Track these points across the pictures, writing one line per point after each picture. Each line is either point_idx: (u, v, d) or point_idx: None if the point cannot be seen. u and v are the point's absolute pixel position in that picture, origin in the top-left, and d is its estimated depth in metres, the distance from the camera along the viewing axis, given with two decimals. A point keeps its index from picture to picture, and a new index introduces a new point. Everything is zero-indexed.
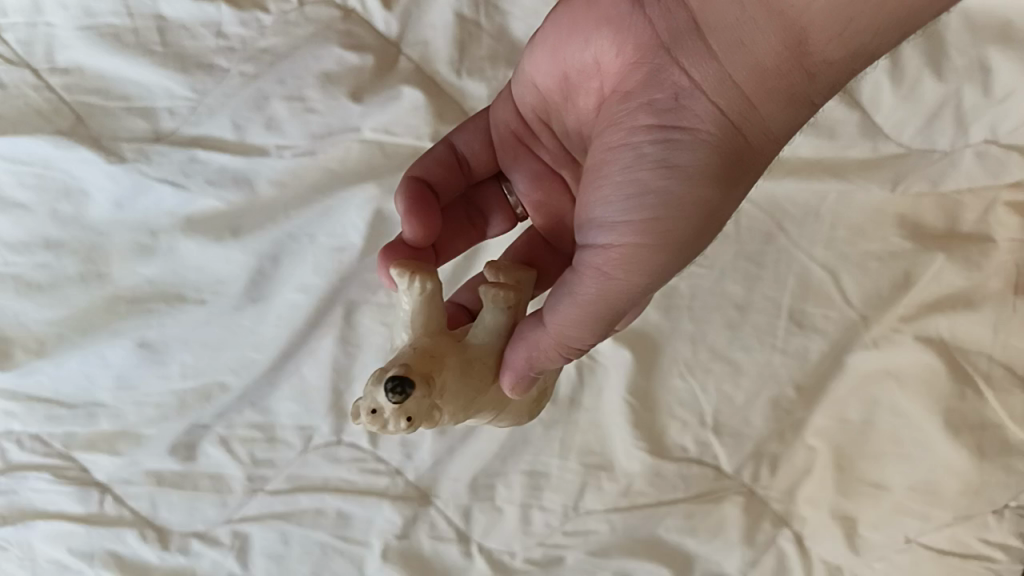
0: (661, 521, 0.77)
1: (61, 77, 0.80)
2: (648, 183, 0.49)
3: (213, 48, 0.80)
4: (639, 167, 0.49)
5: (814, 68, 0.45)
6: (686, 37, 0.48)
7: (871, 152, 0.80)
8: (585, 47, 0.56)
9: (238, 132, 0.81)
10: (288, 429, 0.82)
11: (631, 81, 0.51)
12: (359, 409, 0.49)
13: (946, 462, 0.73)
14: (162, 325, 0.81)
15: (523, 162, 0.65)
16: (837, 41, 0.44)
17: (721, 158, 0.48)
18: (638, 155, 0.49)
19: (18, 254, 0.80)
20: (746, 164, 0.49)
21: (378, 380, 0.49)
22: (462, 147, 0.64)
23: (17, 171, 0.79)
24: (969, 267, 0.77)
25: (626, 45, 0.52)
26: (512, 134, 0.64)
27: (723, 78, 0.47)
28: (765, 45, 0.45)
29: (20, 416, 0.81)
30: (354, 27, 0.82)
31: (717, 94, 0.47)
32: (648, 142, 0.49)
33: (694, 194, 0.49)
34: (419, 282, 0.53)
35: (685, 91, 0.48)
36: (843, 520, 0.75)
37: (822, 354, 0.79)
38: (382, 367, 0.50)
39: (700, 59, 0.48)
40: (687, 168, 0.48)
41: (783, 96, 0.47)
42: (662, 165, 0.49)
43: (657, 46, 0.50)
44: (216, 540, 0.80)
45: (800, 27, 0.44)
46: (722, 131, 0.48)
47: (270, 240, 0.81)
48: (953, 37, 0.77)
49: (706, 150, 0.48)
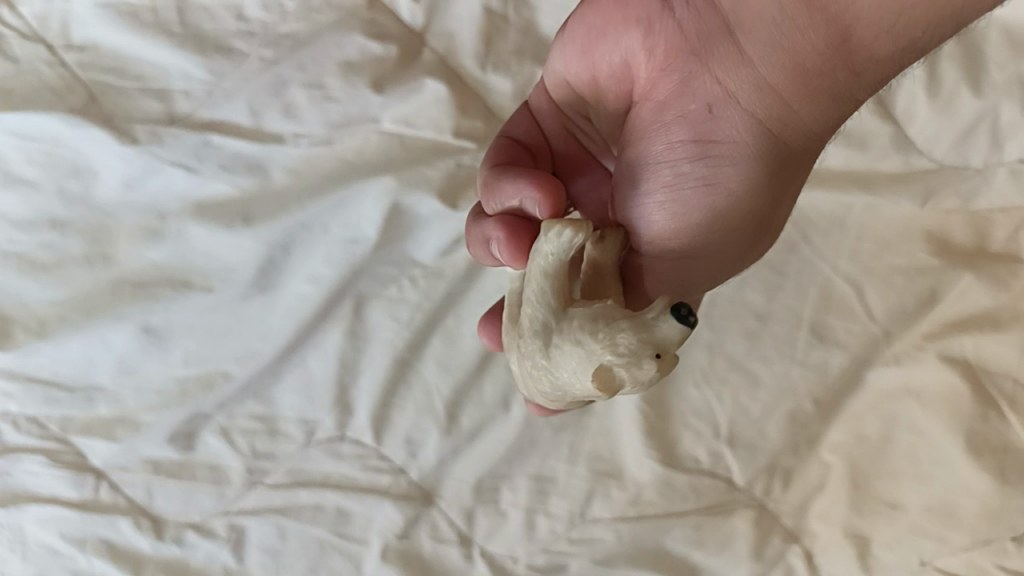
0: (669, 531, 0.76)
1: (76, 53, 0.78)
2: (693, 200, 0.57)
3: (234, 31, 0.79)
4: (685, 183, 0.57)
5: (860, 64, 0.49)
6: (718, 44, 0.53)
7: (902, 164, 0.79)
8: (614, 48, 0.59)
9: (254, 117, 0.79)
10: (290, 421, 0.81)
11: (668, 90, 0.56)
12: (635, 368, 0.46)
13: (966, 484, 0.72)
14: (166, 310, 0.79)
15: (577, 162, 0.67)
16: (885, 36, 0.47)
17: (759, 166, 0.56)
18: (681, 171, 0.56)
19: (23, 232, 0.78)
20: (785, 158, 0.57)
21: (657, 322, 0.47)
22: (524, 138, 0.65)
23: (26, 147, 0.77)
24: (997, 287, 0.76)
25: (659, 51, 0.56)
26: (563, 126, 0.66)
27: (758, 83, 0.53)
28: (806, 45, 0.49)
29: (17, 398, 0.79)
30: (378, 16, 0.81)
31: (753, 102, 0.53)
32: (690, 161, 0.56)
33: (736, 204, 0.58)
34: (586, 232, 0.49)
35: (723, 103, 0.54)
36: (856, 539, 0.73)
37: (842, 369, 0.78)
38: (634, 316, 0.47)
39: (736, 67, 0.53)
40: (729, 181, 0.57)
41: (824, 94, 0.52)
42: (704, 184, 0.57)
43: (688, 55, 0.55)
44: (212, 532, 0.78)
45: (845, 25, 0.47)
46: (760, 138, 0.55)
47: (282, 229, 0.79)
48: (992, 52, 0.77)
49: (745, 163, 0.56)
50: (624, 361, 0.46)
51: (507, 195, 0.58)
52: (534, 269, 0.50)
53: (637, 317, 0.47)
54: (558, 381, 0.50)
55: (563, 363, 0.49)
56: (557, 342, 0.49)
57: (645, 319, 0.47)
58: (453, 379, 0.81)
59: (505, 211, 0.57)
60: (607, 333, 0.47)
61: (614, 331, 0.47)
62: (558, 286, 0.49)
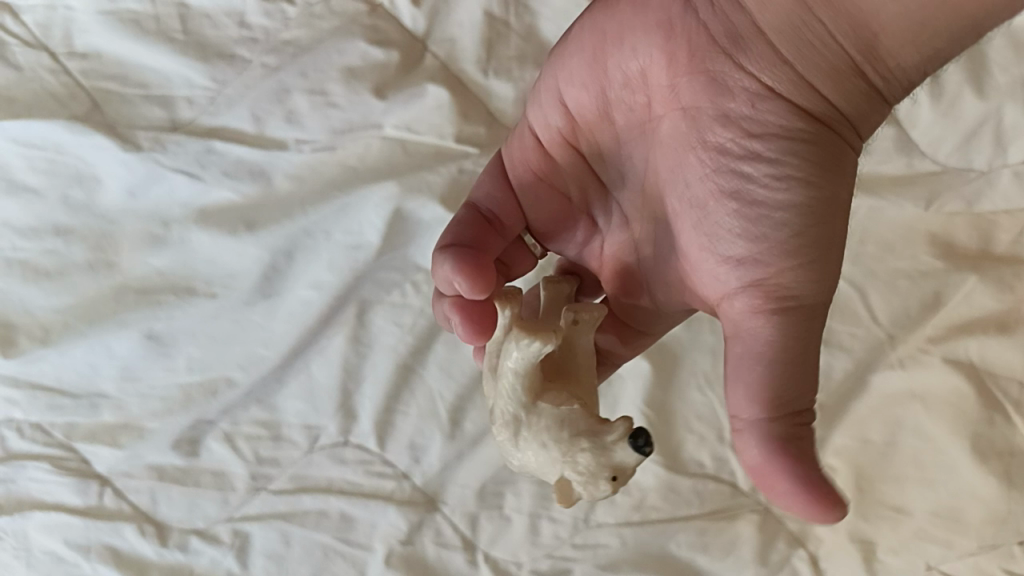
0: (673, 536, 0.76)
1: (78, 61, 0.79)
2: (758, 203, 0.50)
3: (235, 38, 0.79)
4: (745, 186, 0.51)
5: (885, 70, 0.50)
6: (750, 42, 0.52)
7: (906, 167, 0.79)
8: (633, 56, 0.58)
9: (257, 124, 0.79)
10: (294, 428, 0.81)
11: (699, 92, 0.54)
12: (592, 487, 0.48)
13: (972, 488, 0.72)
14: (169, 318, 0.79)
15: (552, 213, 0.65)
16: (911, 45, 0.48)
17: (823, 158, 0.50)
18: (740, 172, 0.51)
19: (27, 239, 0.78)
20: (845, 155, 0.51)
21: (612, 446, 0.48)
22: (487, 207, 0.64)
23: (29, 155, 0.77)
24: (1001, 290, 0.76)
25: (686, 54, 0.55)
26: (533, 174, 0.65)
27: (796, 81, 0.50)
28: (835, 48, 0.50)
29: (21, 404, 0.79)
30: (380, 22, 0.81)
31: (797, 97, 0.50)
32: (747, 160, 0.51)
33: (815, 202, 0.49)
34: (541, 344, 0.50)
35: (764, 98, 0.51)
36: (862, 544, 0.73)
37: (846, 373, 0.78)
38: (591, 435, 0.48)
39: (770, 64, 0.51)
40: (796, 175, 0.49)
41: (860, 99, 0.51)
42: (771, 180, 0.50)
43: (719, 55, 0.53)
44: (216, 538, 0.78)
45: (873, 30, 0.48)
46: (813, 132, 0.50)
47: (286, 235, 0.80)
48: (996, 54, 0.77)
49: (808, 154, 0.50)
50: (581, 479, 0.48)
51: (441, 278, 0.59)
52: (505, 370, 0.51)
53: (597, 436, 0.48)
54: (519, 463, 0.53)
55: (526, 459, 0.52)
56: (523, 438, 0.51)
57: (603, 441, 0.48)
58: (456, 384, 0.81)
59: (453, 294, 0.59)
60: (567, 449, 0.49)
61: (574, 448, 0.48)
62: (523, 388, 0.51)
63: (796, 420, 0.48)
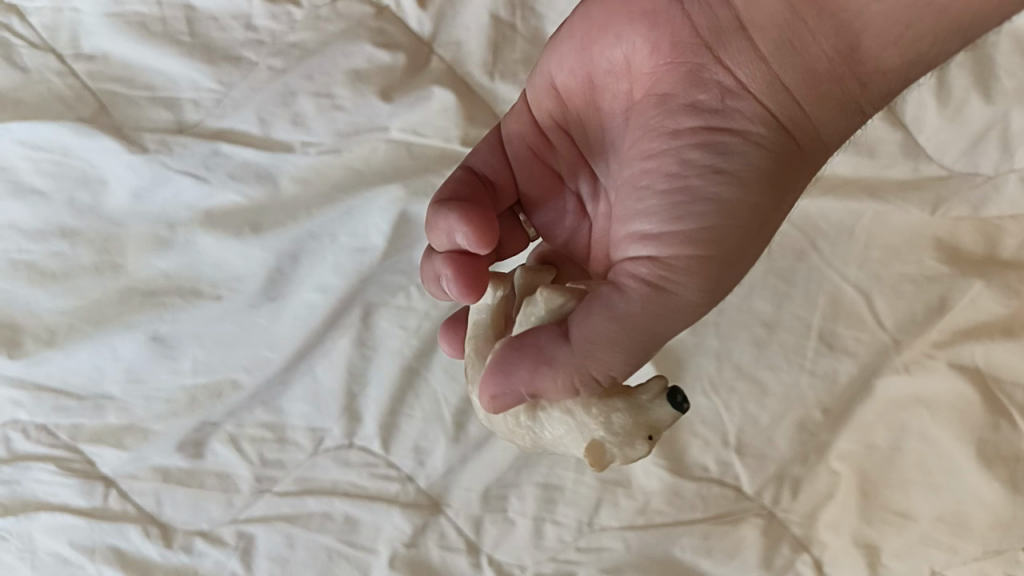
0: (677, 540, 0.75)
1: (86, 63, 0.79)
2: (694, 189, 0.51)
3: (242, 41, 0.79)
4: (687, 171, 0.52)
5: (865, 75, 0.50)
6: (732, 37, 0.52)
7: (911, 172, 0.79)
8: (618, 43, 0.57)
9: (263, 127, 0.79)
10: (298, 430, 0.81)
11: (675, 80, 0.54)
12: (628, 449, 0.48)
13: (977, 493, 0.71)
14: (175, 320, 0.79)
15: (543, 189, 0.64)
16: (891, 48, 0.48)
17: (770, 162, 0.52)
18: (685, 158, 0.52)
19: (33, 241, 0.78)
20: (795, 162, 0.53)
21: (653, 404, 0.49)
22: (482, 172, 0.62)
23: (36, 157, 0.78)
24: (1007, 295, 0.76)
25: (669, 43, 0.54)
26: (528, 148, 0.63)
27: (771, 80, 0.51)
28: (817, 50, 0.50)
29: (27, 406, 0.79)
30: (386, 25, 0.81)
31: (767, 97, 0.51)
32: (695, 147, 0.52)
33: (742, 200, 0.52)
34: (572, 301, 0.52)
35: (737, 94, 0.52)
36: (865, 548, 0.73)
37: (851, 377, 0.78)
38: (628, 393, 0.49)
39: (749, 61, 0.51)
40: (737, 173, 0.51)
41: (834, 103, 0.52)
42: (709, 170, 0.51)
43: (700, 47, 0.53)
44: (220, 540, 0.78)
45: (855, 31, 0.48)
46: (773, 134, 0.52)
47: (291, 238, 0.80)
48: (1003, 59, 0.77)
49: (758, 154, 0.51)
50: (617, 439, 0.48)
51: (438, 231, 0.57)
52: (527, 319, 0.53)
53: (633, 397, 0.49)
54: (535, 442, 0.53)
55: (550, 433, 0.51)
56: (545, 406, 0.51)
57: (642, 401, 0.49)
58: (460, 387, 0.81)
59: (447, 248, 0.57)
60: (600, 416, 0.49)
61: (609, 408, 0.49)
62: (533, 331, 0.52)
63: (582, 380, 0.49)
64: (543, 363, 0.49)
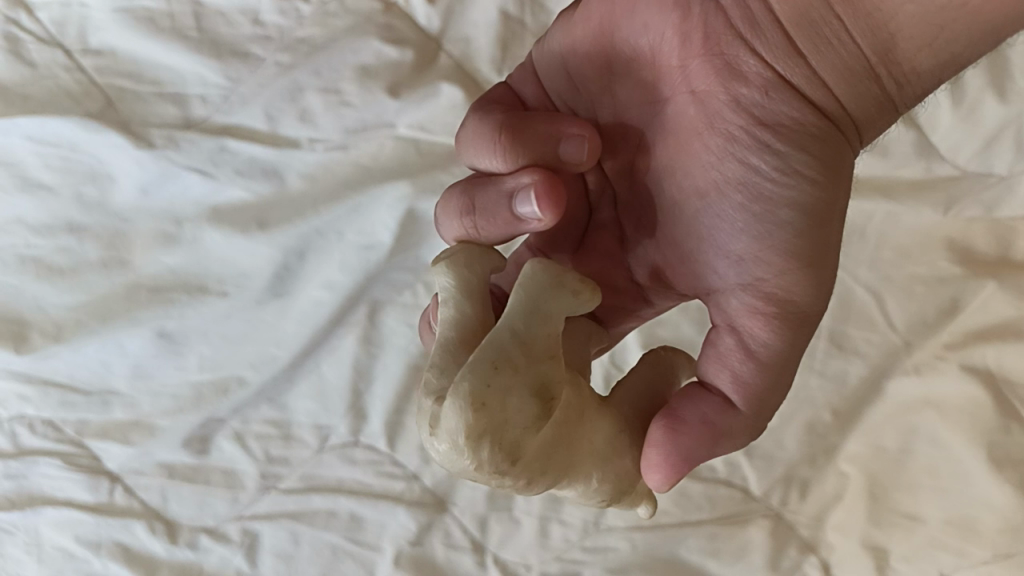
0: (683, 540, 0.75)
1: (93, 59, 0.79)
2: (768, 198, 0.49)
3: (249, 37, 0.79)
4: (756, 181, 0.49)
5: (901, 75, 0.49)
6: (768, 29, 0.49)
7: (924, 171, 0.78)
8: (642, 31, 0.53)
9: (270, 122, 0.79)
10: (304, 428, 0.80)
11: (709, 77, 0.50)
12: None
13: (986, 498, 0.71)
14: (181, 316, 0.79)
15: None
16: (926, 50, 0.47)
17: (832, 158, 0.50)
18: (751, 167, 0.50)
19: (40, 236, 0.78)
20: (845, 153, 0.51)
21: None
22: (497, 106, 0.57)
23: (43, 153, 0.77)
24: (1020, 297, 0.75)
25: (700, 34, 0.51)
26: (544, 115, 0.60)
27: (813, 77, 0.49)
28: (852, 48, 0.48)
29: (33, 401, 0.79)
30: (394, 20, 0.81)
31: (812, 92, 0.49)
32: (759, 152, 0.49)
33: (818, 199, 0.49)
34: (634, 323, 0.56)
35: (779, 87, 0.49)
36: (874, 551, 0.72)
37: (861, 380, 0.77)
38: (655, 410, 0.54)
39: (788, 57, 0.49)
40: (804, 173, 0.49)
41: (871, 100, 0.50)
42: (781, 177, 0.49)
43: (734, 38, 0.50)
44: (226, 536, 0.78)
45: (889, 32, 0.47)
46: (825, 127, 0.50)
47: (298, 234, 0.80)
48: (1018, 58, 0.76)
49: (819, 150, 0.49)
50: None
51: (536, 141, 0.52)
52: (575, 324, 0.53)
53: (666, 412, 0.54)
54: (592, 494, 0.49)
55: (629, 493, 0.50)
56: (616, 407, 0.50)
57: None
58: None
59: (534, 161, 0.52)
60: None
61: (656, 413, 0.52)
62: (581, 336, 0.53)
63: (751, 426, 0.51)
64: (720, 437, 0.49)
